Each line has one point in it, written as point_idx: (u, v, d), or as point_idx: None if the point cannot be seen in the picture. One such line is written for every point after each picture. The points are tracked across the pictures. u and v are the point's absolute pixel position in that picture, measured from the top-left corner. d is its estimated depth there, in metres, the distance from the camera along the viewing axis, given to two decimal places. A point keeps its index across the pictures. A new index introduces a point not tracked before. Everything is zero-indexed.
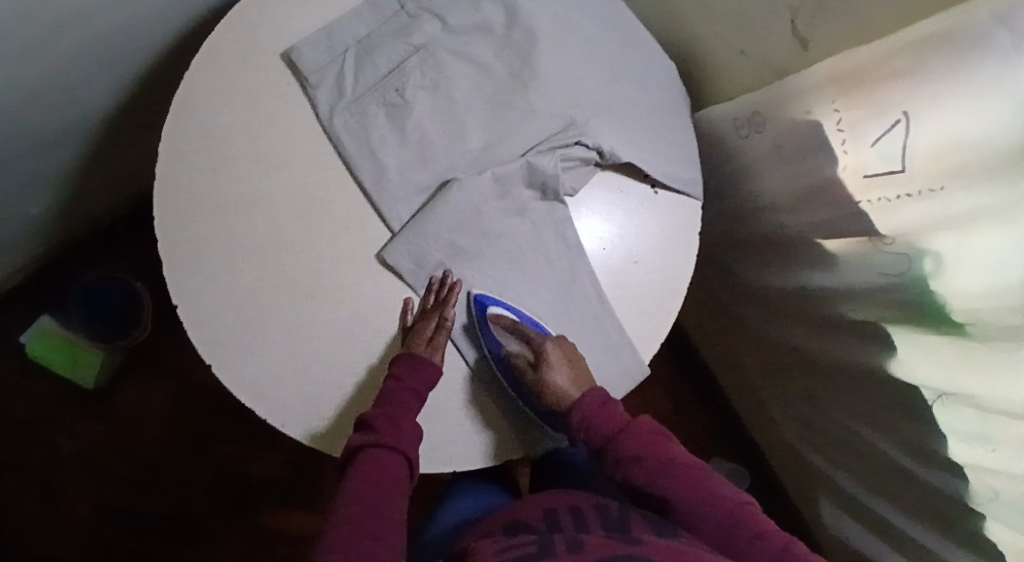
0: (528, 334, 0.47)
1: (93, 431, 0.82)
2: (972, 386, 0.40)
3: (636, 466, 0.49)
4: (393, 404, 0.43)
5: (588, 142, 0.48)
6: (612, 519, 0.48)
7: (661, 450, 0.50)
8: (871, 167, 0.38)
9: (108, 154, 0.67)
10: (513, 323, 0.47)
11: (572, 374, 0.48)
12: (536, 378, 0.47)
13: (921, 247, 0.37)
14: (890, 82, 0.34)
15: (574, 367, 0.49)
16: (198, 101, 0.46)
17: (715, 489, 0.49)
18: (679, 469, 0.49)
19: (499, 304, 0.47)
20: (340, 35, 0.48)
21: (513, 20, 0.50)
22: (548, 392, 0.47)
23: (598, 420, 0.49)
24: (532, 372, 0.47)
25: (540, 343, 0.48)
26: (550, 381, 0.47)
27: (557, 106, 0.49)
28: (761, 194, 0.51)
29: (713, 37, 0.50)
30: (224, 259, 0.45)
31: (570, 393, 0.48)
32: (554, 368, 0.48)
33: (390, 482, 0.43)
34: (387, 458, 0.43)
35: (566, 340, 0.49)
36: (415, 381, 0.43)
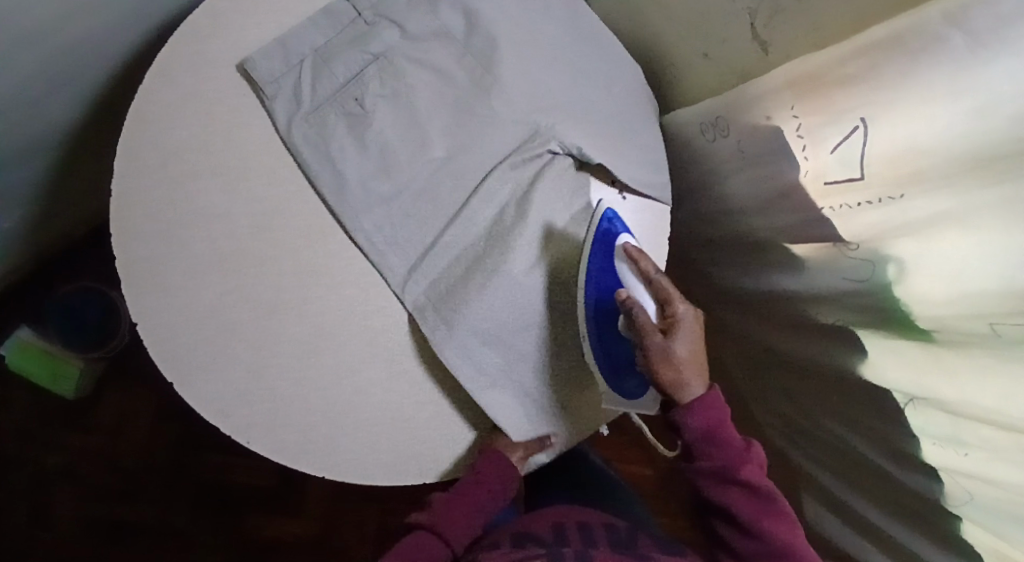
0: (666, 291, 0.43)
1: (77, 443, 0.82)
2: (942, 390, 0.40)
3: (734, 490, 0.46)
4: (474, 486, 0.48)
5: (559, 148, 0.48)
6: (620, 539, 0.49)
7: (762, 487, 0.46)
8: (831, 173, 0.37)
9: (74, 169, 0.66)
10: (648, 270, 0.44)
11: (696, 359, 0.43)
12: (657, 344, 0.42)
13: (883, 252, 0.37)
14: (845, 87, 0.34)
15: (700, 353, 0.43)
16: (155, 115, 0.45)
17: (786, 530, 0.47)
18: (767, 506, 0.46)
19: (629, 240, 0.46)
20: (295, 45, 0.47)
21: (473, 25, 0.49)
22: (662, 360, 0.42)
23: (716, 443, 0.45)
24: (660, 337, 0.42)
25: (678, 309, 0.43)
26: (669, 353, 0.42)
27: (520, 112, 0.48)
28: (730, 198, 0.50)
29: (676, 38, 0.49)
30: (186, 276, 0.44)
31: (688, 387, 0.43)
32: (681, 341, 0.42)
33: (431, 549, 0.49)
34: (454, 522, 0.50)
35: (702, 323, 0.43)
36: (490, 484, 0.47)
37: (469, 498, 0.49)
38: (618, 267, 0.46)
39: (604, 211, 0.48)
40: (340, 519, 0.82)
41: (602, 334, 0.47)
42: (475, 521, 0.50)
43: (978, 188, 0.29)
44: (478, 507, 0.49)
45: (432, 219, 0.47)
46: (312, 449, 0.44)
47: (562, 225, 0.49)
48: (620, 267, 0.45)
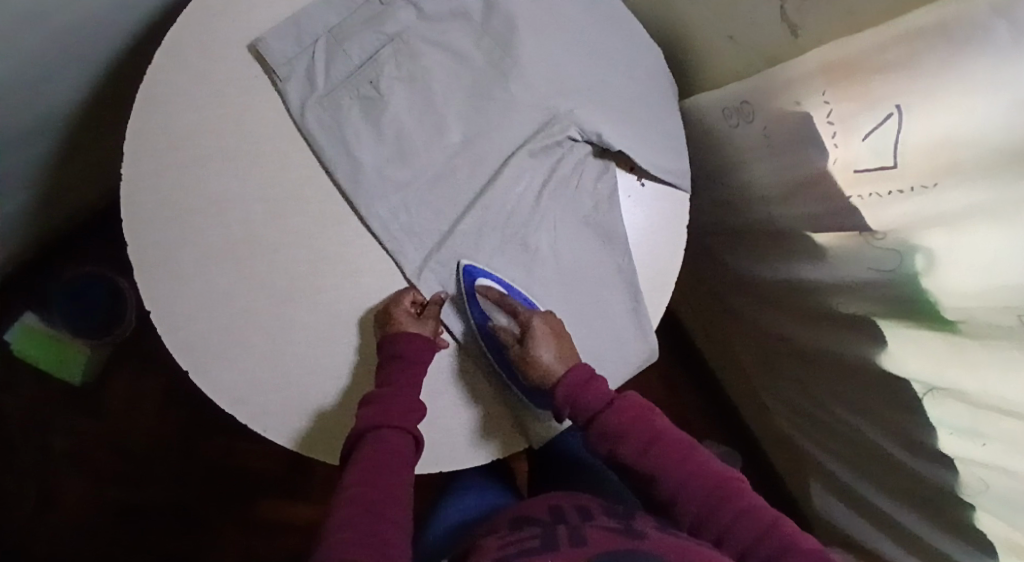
0: (515, 305, 0.46)
1: (85, 427, 0.81)
2: (963, 382, 0.40)
3: (624, 447, 0.47)
4: (398, 383, 0.42)
5: (576, 135, 0.47)
6: (618, 514, 0.48)
7: (650, 427, 0.47)
8: (862, 161, 0.36)
9: (79, 152, 0.65)
10: (502, 295, 0.46)
11: (559, 347, 0.46)
12: (521, 353, 0.45)
13: (912, 243, 0.36)
14: (881, 73, 0.33)
15: (562, 341, 0.47)
16: (165, 97, 0.44)
17: (700, 464, 0.46)
18: (660, 439, 0.47)
19: (488, 276, 0.46)
20: (309, 25, 0.46)
21: (491, 7, 0.48)
22: (534, 367, 0.45)
23: (586, 395, 0.46)
24: (518, 347, 0.46)
25: (528, 317, 0.46)
26: (535, 355, 0.45)
27: (539, 96, 0.47)
28: (750, 186, 0.49)
29: (700, 21, 0.48)
30: (199, 263, 0.43)
31: (556, 370, 0.46)
32: (541, 342, 0.45)
33: (398, 464, 0.41)
34: (396, 440, 0.41)
35: (554, 317, 0.47)
36: (408, 355, 0.42)
37: (398, 399, 0.41)
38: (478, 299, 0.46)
39: (464, 264, 0.46)
40: None
41: (493, 359, 0.46)
42: (417, 404, 0.42)
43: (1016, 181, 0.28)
44: (414, 391, 0.42)
45: (448, 207, 0.46)
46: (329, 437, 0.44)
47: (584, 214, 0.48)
48: (481, 303, 0.46)
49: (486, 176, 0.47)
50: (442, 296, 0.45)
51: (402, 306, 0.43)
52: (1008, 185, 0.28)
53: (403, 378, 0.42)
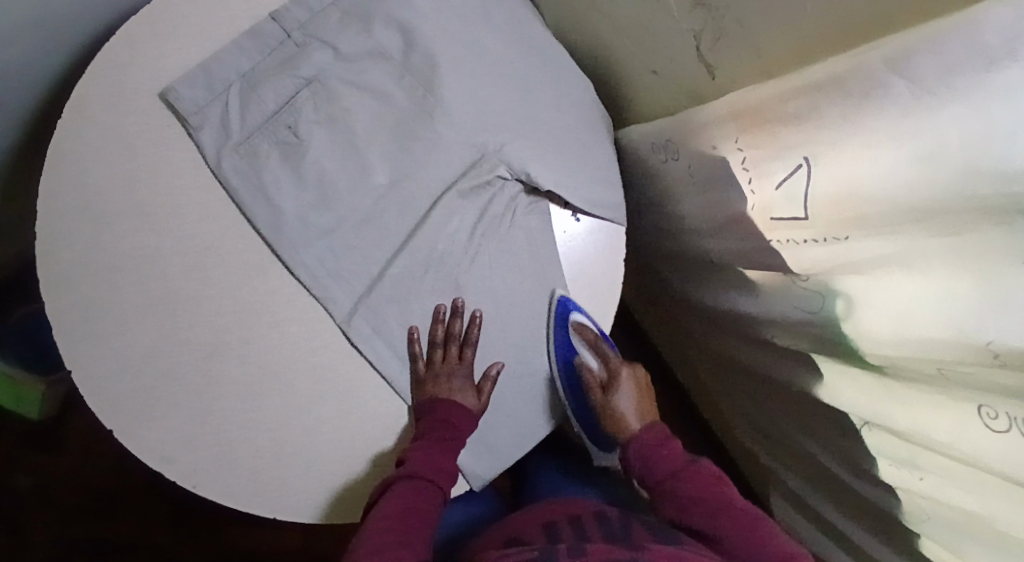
0: (604, 350, 0.52)
1: (46, 465, 0.81)
2: (894, 420, 0.39)
3: (677, 483, 0.47)
4: (441, 444, 0.44)
5: (506, 172, 0.47)
6: (613, 526, 0.47)
7: (700, 472, 0.48)
8: (777, 209, 0.35)
9: (11, 193, 0.63)
10: (593, 337, 0.49)
11: (638, 403, 0.53)
12: (603, 401, 0.52)
13: (832, 287, 0.35)
14: (787, 124, 0.32)
15: (642, 396, 0.54)
16: (76, 154, 0.43)
17: (740, 510, 0.46)
18: (705, 472, 0.48)
19: (581, 312, 0.49)
20: (220, 71, 0.44)
21: (410, 42, 0.46)
22: (611, 416, 0.52)
23: (655, 456, 0.49)
24: (601, 394, 0.52)
25: (617, 366, 0.54)
26: (615, 405, 0.52)
27: (465, 134, 0.46)
28: (684, 218, 0.48)
29: (625, 55, 0.46)
30: (119, 322, 0.42)
31: (632, 425, 0.52)
32: (623, 391, 0.53)
33: (421, 514, 0.43)
34: (427, 493, 0.43)
35: (640, 372, 0.56)
36: (460, 423, 0.45)
37: (441, 460, 0.44)
38: (569, 335, 0.48)
39: (559, 296, 0.48)
40: (315, 528, 0.82)
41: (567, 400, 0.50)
42: (451, 460, 0.45)
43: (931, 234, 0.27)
44: (452, 453, 0.45)
45: (377, 251, 0.46)
46: (261, 491, 0.43)
47: (516, 251, 0.48)
48: (573, 341, 0.49)
49: (417, 217, 0.46)
50: (462, 308, 0.46)
51: (463, 362, 0.46)
52: (920, 237, 0.28)
53: (444, 434, 0.44)
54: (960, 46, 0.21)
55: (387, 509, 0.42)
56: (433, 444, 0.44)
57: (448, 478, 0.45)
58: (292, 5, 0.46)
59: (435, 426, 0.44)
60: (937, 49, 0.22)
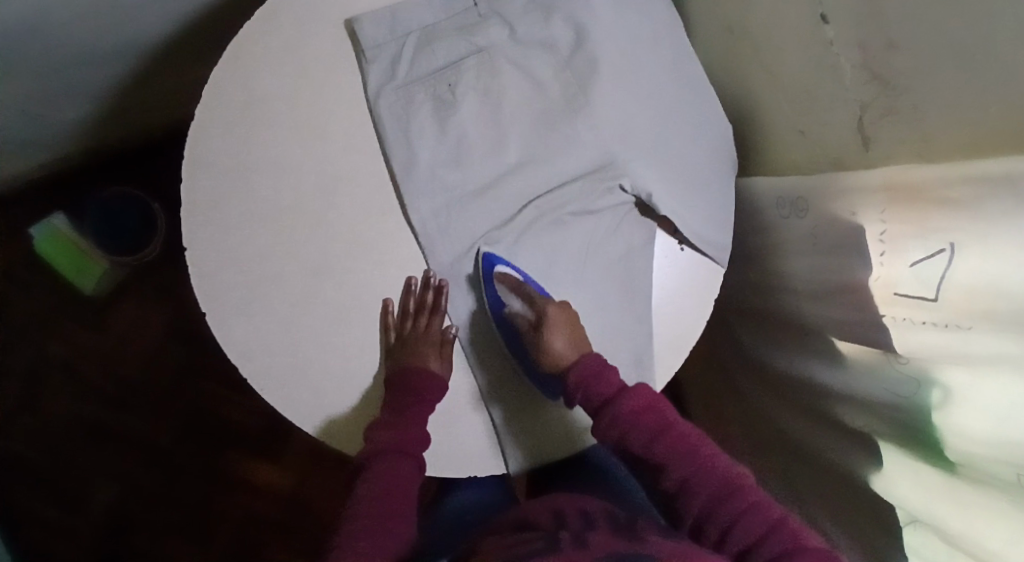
0: (530, 294, 0.47)
1: (81, 336, 0.83)
2: (946, 522, 0.39)
3: (636, 436, 0.45)
4: (407, 416, 0.43)
5: (627, 186, 0.48)
6: (618, 522, 0.45)
7: (659, 415, 0.45)
8: (903, 285, 0.37)
9: (155, 78, 0.67)
10: (518, 283, 0.47)
11: (571, 336, 0.47)
12: (536, 343, 0.46)
13: (931, 375, 0.36)
14: (942, 207, 0.33)
15: (572, 331, 0.47)
16: (255, 55, 0.46)
17: (710, 459, 0.44)
18: (671, 434, 0.45)
19: (506, 263, 0.47)
20: (405, 17, 0.47)
21: (579, 44, 0.49)
22: (546, 356, 0.46)
23: (629, 424, 0.45)
24: (533, 334, 0.46)
25: (544, 305, 0.47)
26: (546, 346, 0.46)
27: (602, 139, 0.48)
28: (788, 278, 0.50)
29: (775, 109, 0.48)
30: (243, 217, 0.45)
31: (566, 359, 0.46)
32: (554, 331, 0.46)
33: (400, 485, 0.44)
34: (402, 464, 0.44)
35: (569, 306, 0.47)
36: (429, 393, 0.44)
37: (410, 430, 0.43)
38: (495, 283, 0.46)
39: (485, 252, 0.46)
40: (312, 475, 0.83)
41: (507, 342, 0.47)
42: (422, 429, 0.44)
43: None
44: (422, 421, 0.44)
45: (487, 222, 0.47)
46: (319, 414, 0.45)
47: (616, 258, 0.49)
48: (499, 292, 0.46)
49: (534, 203, 0.48)
50: (443, 285, 0.46)
51: (431, 331, 0.45)
52: None
53: (409, 406, 0.44)
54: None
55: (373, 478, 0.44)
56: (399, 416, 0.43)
57: (424, 447, 0.44)
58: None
59: (401, 397, 0.44)
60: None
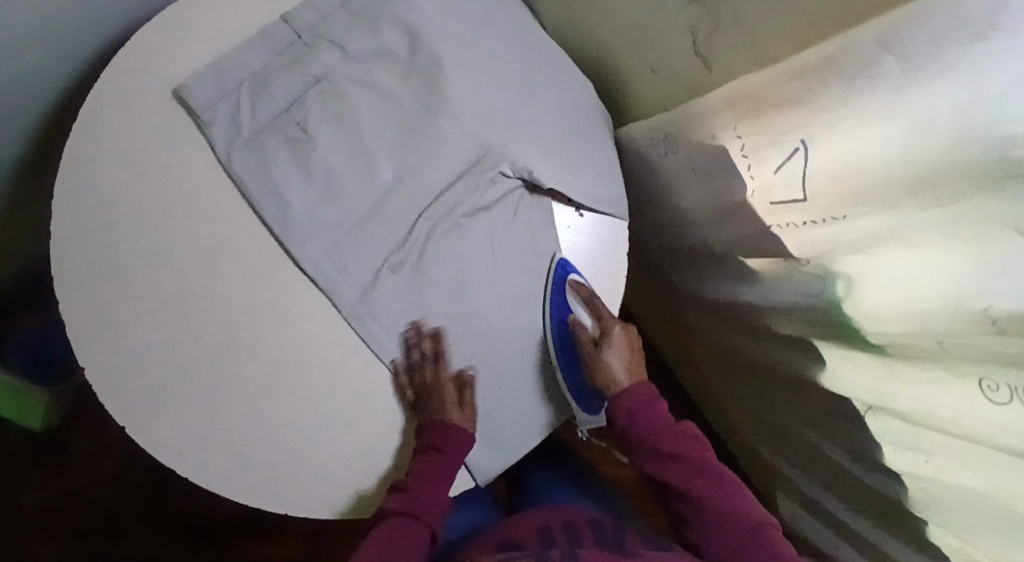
0: (600, 311, 0.50)
1: (48, 476, 0.80)
2: (897, 401, 0.40)
3: (669, 463, 0.51)
4: (430, 482, 0.45)
5: (509, 169, 0.48)
6: (608, 538, 0.48)
7: (697, 457, 0.51)
8: (777, 191, 0.37)
9: (27, 202, 0.65)
10: (590, 296, 0.50)
11: (627, 360, 0.52)
12: (594, 354, 0.50)
13: (832, 268, 0.36)
14: (782, 108, 0.33)
15: (630, 355, 0.53)
16: (93, 158, 0.44)
17: (743, 505, 0.50)
18: (705, 473, 0.51)
19: (578, 273, 0.50)
20: (232, 70, 0.46)
21: (416, 46, 0.48)
22: (601, 369, 0.51)
23: (654, 438, 0.51)
24: (596, 348, 0.50)
25: (609, 323, 0.51)
26: (604, 361, 0.50)
27: (469, 131, 0.47)
28: (685, 212, 0.50)
29: (625, 53, 0.48)
30: (132, 320, 0.43)
31: (620, 380, 0.51)
32: (613, 350, 0.51)
33: (410, 546, 0.46)
34: (413, 527, 0.46)
35: (630, 330, 0.53)
36: (455, 453, 0.46)
37: (429, 497, 0.46)
38: (568, 301, 0.49)
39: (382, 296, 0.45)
40: (324, 542, 0.81)
41: (563, 367, 0.49)
42: (440, 496, 0.46)
43: (927, 203, 0.28)
44: (440, 486, 0.46)
45: (381, 246, 0.46)
46: (271, 487, 0.43)
47: (525, 239, 0.49)
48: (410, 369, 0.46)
49: (425, 215, 0.47)
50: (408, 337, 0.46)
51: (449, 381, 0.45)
52: (923, 204, 0.28)
53: (440, 471, 0.45)
54: (944, 23, 0.22)
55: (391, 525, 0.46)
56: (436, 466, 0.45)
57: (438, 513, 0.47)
58: (305, 8, 0.48)
59: (427, 463, 0.45)
60: (917, 26, 0.23)
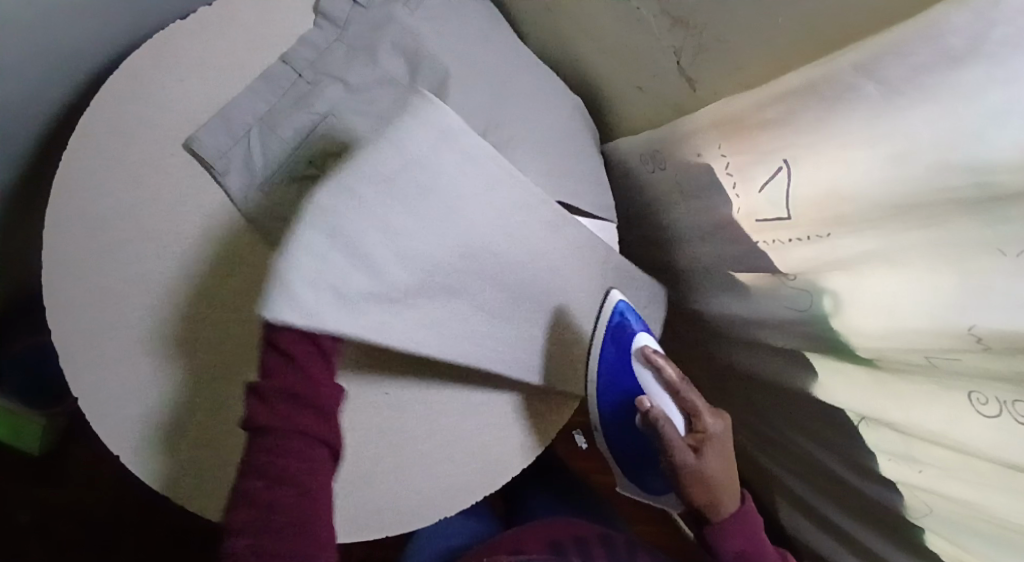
0: (694, 405, 0.44)
1: (43, 499, 0.78)
2: (887, 413, 0.40)
3: None
4: (296, 399, 0.34)
5: None
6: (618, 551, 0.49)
7: None
8: (762, 211, 0.37)
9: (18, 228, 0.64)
10: (673, 381, 0.44)
11: (727, 471, 0.45)
12: (694, 466, 0.43)
13: (818, 285, 0.37)
14: (765, 130, 0.33)
15: (727, 463, 0.45)
16: (79, 186, 0.44)
17: None
18: None
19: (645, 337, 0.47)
20: (238, 116, 0.46)
21: (415, 68, 0.48)
22: (698, 482, 0.44)
23: (746, 552, 0.44)
24: (693, 457, 0.43)
25: (707, 425, 0.44)
26: (704, 472, 0.43)
27: None
28: (671, 226, 0.50)
29: (612, 74, 0.48)
30: (122, 347, 0.42)
31: (723, 501, 0.44)
32: (713, 458, 0.44)
33: (311, 469, 0.33)
34: (302, 446, 0.34)
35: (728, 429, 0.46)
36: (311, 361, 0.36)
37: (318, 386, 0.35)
38: (636, 370, 0.46)
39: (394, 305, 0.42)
40: None
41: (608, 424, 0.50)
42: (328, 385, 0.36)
43: (913, 224, 0.28)
44: (317, 383, 0.35)
45: None
46: None
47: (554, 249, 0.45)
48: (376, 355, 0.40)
49: None
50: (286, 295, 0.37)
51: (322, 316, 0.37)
52: (908, 224, 0.28)
53: (308, 371, 0.35)
54: (923, 48, 0.22)
55: (245, 494, 0.32)
56: (303, 381, 0.35)
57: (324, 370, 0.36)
58: (300, 46, 0.49)
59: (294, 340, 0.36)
60: (898, 53, 0.23)
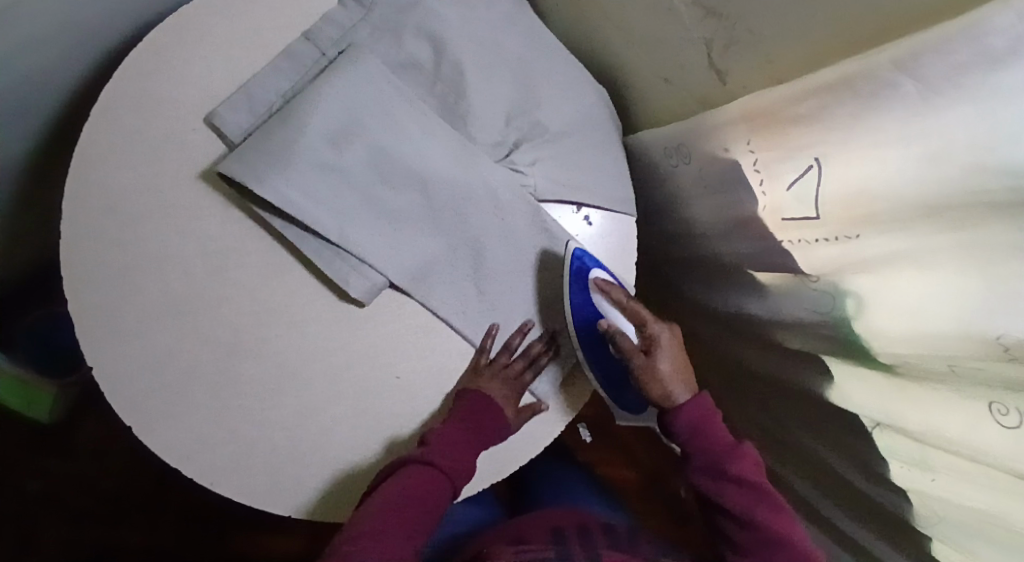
0: (643, 315, 0.46)
1: (54, 468, 0.79)
2: (904, 419, 0.39)
3: (730, 486, 0.45)
4: (457, 447, 0.43)
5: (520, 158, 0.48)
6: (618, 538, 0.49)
7: (759, 482, 0.45)
8: (789, 209, 0.37)
9: (36, 198, 0.64)
10: (620, 299, 0.46)
11: (679, 369, 0.47)
12: (644, 364, 0.46)
13: (842, 286, 0.36)
14: (798, 125, 0.33)
15: (680, 360, 0.47)
16: (102, 157, 0.44)
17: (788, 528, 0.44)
18: (766, 500, 0.44)
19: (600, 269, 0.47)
20: (260, 93, 0.46)
21: (439, 51, 0.47)
22: (653, 380, 0.46)
23: (703, 439, 0.45)
24: (644, 357, 0.46)
25: (654, 329, 0.47)
26: (656, 370, 0.46)
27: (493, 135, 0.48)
28: (694, 222, 0.50)
29: (638, 64, 0.48)
30: (138, 321, 0.42)
31: (676, 393, 0.46)
32: (664, 357, 0.46)
33: (412, 512, 0.41)
34: (428, 481, 0.42)
35: (677, 331, 0.48)
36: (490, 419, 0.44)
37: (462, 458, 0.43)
38: (594, 299, 0.46)
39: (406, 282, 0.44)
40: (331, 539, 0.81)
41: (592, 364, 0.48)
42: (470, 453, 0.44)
43: (945, 227, 0.28)
44: (467, 454, 0.43)
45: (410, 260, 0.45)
46: (275, 493, 0.42)
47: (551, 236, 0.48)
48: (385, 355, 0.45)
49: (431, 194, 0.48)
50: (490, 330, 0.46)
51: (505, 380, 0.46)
52: (939, 227, 0.28)
53: (463, 443, 0.43)
54: (963, 47, 0.21)
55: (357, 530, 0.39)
56: (457, 448, 0.43)
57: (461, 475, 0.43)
58: (325, 24, 0.48)
59: (468, 423, 0.44)
60: (941, 51, 0.23)
